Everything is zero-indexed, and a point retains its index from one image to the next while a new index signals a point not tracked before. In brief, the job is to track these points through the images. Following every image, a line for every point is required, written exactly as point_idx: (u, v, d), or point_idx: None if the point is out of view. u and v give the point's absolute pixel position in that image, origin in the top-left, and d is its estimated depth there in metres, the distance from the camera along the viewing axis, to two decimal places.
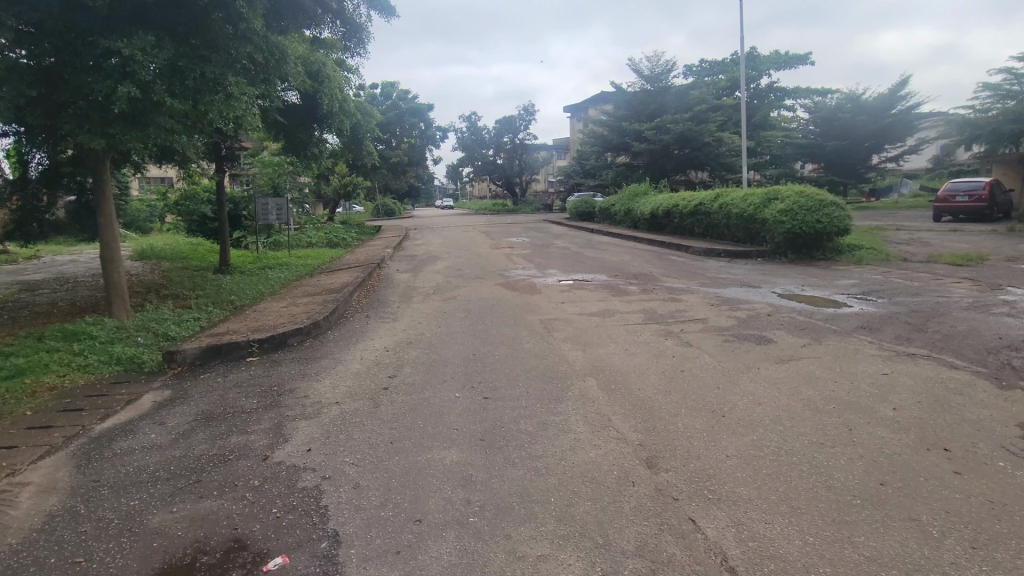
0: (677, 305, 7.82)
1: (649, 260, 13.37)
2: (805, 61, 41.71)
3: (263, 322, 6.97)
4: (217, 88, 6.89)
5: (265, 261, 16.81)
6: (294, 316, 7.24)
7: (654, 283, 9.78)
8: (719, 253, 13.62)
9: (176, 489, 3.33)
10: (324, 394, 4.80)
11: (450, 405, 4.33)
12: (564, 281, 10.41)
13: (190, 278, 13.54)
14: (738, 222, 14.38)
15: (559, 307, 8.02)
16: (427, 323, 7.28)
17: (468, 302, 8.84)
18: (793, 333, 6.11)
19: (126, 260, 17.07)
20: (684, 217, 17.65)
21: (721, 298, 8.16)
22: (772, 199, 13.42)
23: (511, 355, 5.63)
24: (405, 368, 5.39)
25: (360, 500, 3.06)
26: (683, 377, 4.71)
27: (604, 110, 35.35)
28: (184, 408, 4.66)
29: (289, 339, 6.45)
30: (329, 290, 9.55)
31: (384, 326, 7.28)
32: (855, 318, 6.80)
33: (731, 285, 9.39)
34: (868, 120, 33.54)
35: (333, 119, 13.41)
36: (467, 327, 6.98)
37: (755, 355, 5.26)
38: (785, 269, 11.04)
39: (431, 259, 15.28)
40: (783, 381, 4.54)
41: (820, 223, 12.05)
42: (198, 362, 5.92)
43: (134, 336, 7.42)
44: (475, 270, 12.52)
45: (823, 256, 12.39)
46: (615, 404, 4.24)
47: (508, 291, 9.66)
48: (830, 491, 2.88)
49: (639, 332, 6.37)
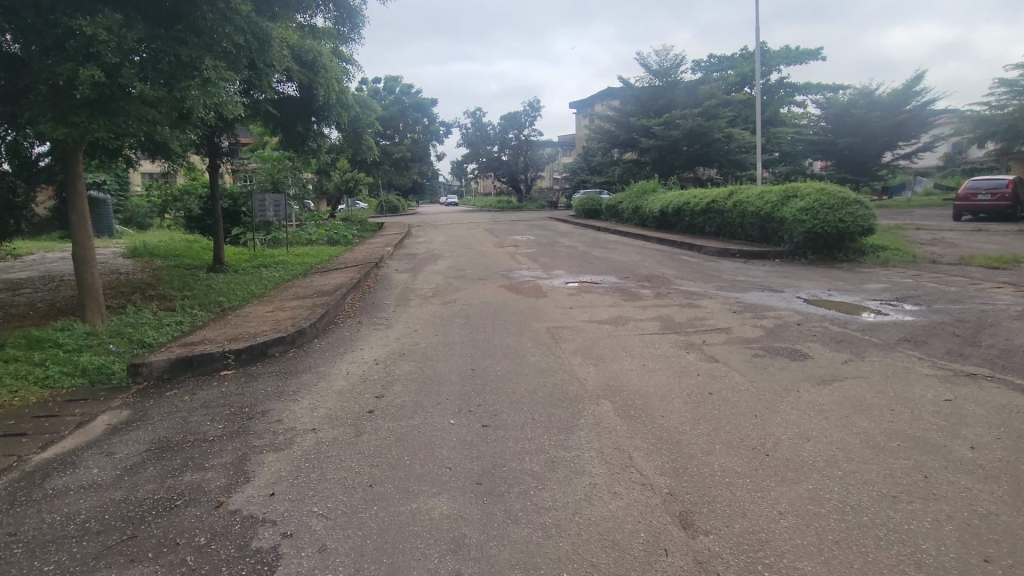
0: (695, 311, 7.18)
1: (661, 260, 12.74)
2: (816, 57, 40.93)
3: (244, 330, 6.37)
4: (192, 73, 6.28)
5: (261, 259, 16.22)
6: (278, 323, 6.63)
7: (668, 286, 9.15)
8: (734, 253, 12.98)
9: (103, 548, 2.72)
10: (300, 419, 4.19)
11: (443, 437, 3.72)
12: (572, 283, 9.80)
13: (180, 277, 12.96)
14: (754, 221, 13.72)
15: (567, 313, 7.41)
16: (423, 331, 6.66)
17: (468, 306, 8.23)
18: (830, 346, 5.47)
19: (118, 257, 16.55)
20: (696, 216, 16.99)
21: (742, 304, 7.53)
22: (790, 197, 12.78)
23: (513, 371, 5.01)
24: (395, 386, 4.77)
25: (325, 571, 2.45)
26: (713, 403, 4.08)
27: (611, 105, 34.67)
28: (138, 435, 4.05)
29: (270, 349, 5.85)
30: (321, 292, 8.94)
31: (376, 334, 6.66)
32: (895, 328, 6.15)
33: (751, 289, 8.76)
34: (882, 116, 32.80)
35: (331, 111, 12.80)
36: (467, 335, 6.37)
37: (791, 374, 4.63)
38: (807, 272, 10.38)
39: (433, 258, 14.69)
40: (829, 408, 3.91)
41: (842, 223, 11.40)
42: (166, 376, 5.30)
43: (106, 344, 6.83)
44: (477, 270, 11.91)
45: (845, 257, 11.72)
46: (636, 437, 3.61)
47: (512, 294, 9.05)
48: (920, 570, 2.26)
49: (657, 344, 5.74)
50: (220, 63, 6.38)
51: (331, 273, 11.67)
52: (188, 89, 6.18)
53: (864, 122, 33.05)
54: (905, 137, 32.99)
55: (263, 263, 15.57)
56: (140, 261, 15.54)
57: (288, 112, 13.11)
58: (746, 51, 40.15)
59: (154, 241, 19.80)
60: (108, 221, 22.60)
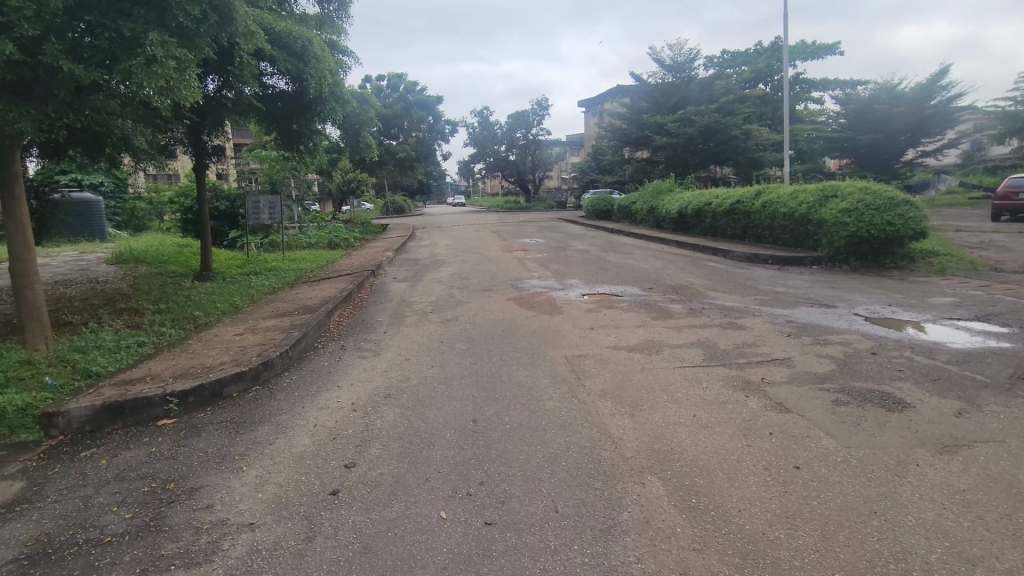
0: (742, 333, 6.05)
1: (686, 267, 11.56)
2: (834, 52, 39.52)
3: (198, 362, 5.26)
4: (135, 50, 5.18)
5: (254, 266, 15.19)
6: (242, 352, 5.52)
7: (700, 300, 8.02)
8: (765, 259, 11.79)
9: None
10: (237, 505, 3.06)
11: (429, 547, 2.59)
12: (588, 296, 8.67)
13: (159, 287, 11.89)
14: (786, 223, 12.55)
15: (587, 335, 6.29)
16: (417, 361, 5.55)
17: (473, 325, 7.10)
18: (927, 388, 4.31)
19: (102, 264, 15.55)
20: (718, 218, 15.80)
21: (794, 325, 6.36)
22: (828, 197, 11.59)
23: (526, 425, 3.87)
24: (372, 448, 3.64)
25: None
26: (807, 486, 2.93)
27: (622, 102, 33.43)
28: (11, 532, 2.94)
29: (226, 389, 4.75)
30: (303, 308, 7.86)
31: (360, 365, 5.55)
32: (997, 359, 5.00)
33: (798, 304, 7.60)
34: (906, 112, 31.43)
35: (324, 105, 11.70)
36: (470, 367, 5.25)
37: (897, 435, 3.47)
38: (856, 282, 9.21)
39: (437, 264, 13.62)
40: (978, 500, 2.75)
41: (891, 225, 10.23)
42: (88, 428, 4.21)
43: (41, 376, 5.69)
44: (483, 279, 10.82)
45: (893, 263, 10.55)
46: (713, 552, 2.46)
47: (522, 309, 7.92)
48: None
49: (706, 383, 4.58)
50: (170, 39, 5.28)
51: (321, 283, 10.59)
52: (131, 70, 5.10)
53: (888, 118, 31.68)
54: (929, 134, 31.65)
55: (254, 270, 14.51)
56: (123, 269, 14.52)
57: (282, 108, 12.01)
58: (761, 47, 38.79)
59: (147, 245, 18.81)
60: (101, 223, 21.60)
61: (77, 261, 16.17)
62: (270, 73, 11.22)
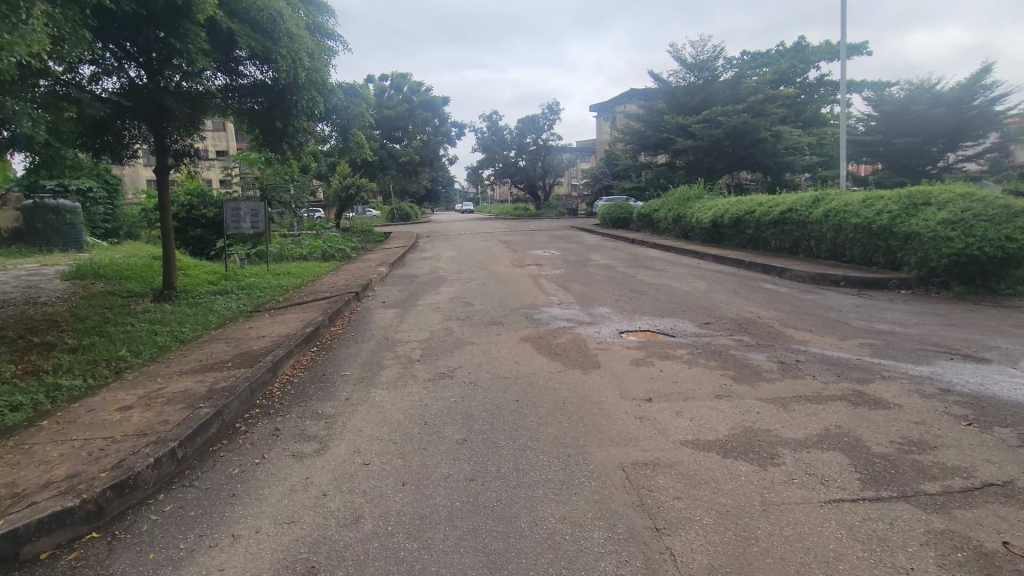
0: (891, 418, 3.88)
1: (740, 290, 9.41)
2: (862, 52, 37.19)
3: (12, 479, 3.16)
4: None
5: (226, 282, 13.12)
6: (98, 456, 3.40)
7: (786, 345, 5.88)
8: (836, 280, 9.63)
9: None
10: None
11: None
12: (627, 336, 6.53)
13: (101, 312, 9.84)
14: (858, 235, 10.32)
15: (648, 414, 4.16)
16: (378, 473, 3.39)
17: (474, 386, 4.95)
18: None
19: (56, 279, 13.55)
20: (764, 229, 13.57)
21: (963, 400, 4.18)
22: (917, 206, 9.38)
23: None
24: None
25: None
26: None
27: (640, 103, 31.38)
28: None
29: (28, 548, 2.67)
30: (245, 355, 5.76)
31: (288, 476, 3.41)
32: None
33: (932, 355, 5.43)
34: (946, 113, 28.96)
35: (301, 97, 9.52)
36: (462, 494, 3.09)
37: None
38: (980, 316, 7.02)
39: (436, 283, 11.57)
40: None
41: (1011, 241, 8.03)
42: None
43: None
44: (491, 305, 8.73)
45: (1008, 288, 8.35)
46: None
47: (542, 358, 5.78)
48: None
49: (914, 561, 2.40)
50: None
51: (289, 310, 8.56)
52: None
53: (925, 120, 29.29)
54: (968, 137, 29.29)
55: (226, 287, 12.41)
56: (74, 286, 12.52)
57: (258, 104, 9.78)
58: (785, 47, 36.58)
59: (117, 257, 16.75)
60: (78, 229, 19.32)
61: (33, 275, 14.20)
62: (239, 59, 9.09)
